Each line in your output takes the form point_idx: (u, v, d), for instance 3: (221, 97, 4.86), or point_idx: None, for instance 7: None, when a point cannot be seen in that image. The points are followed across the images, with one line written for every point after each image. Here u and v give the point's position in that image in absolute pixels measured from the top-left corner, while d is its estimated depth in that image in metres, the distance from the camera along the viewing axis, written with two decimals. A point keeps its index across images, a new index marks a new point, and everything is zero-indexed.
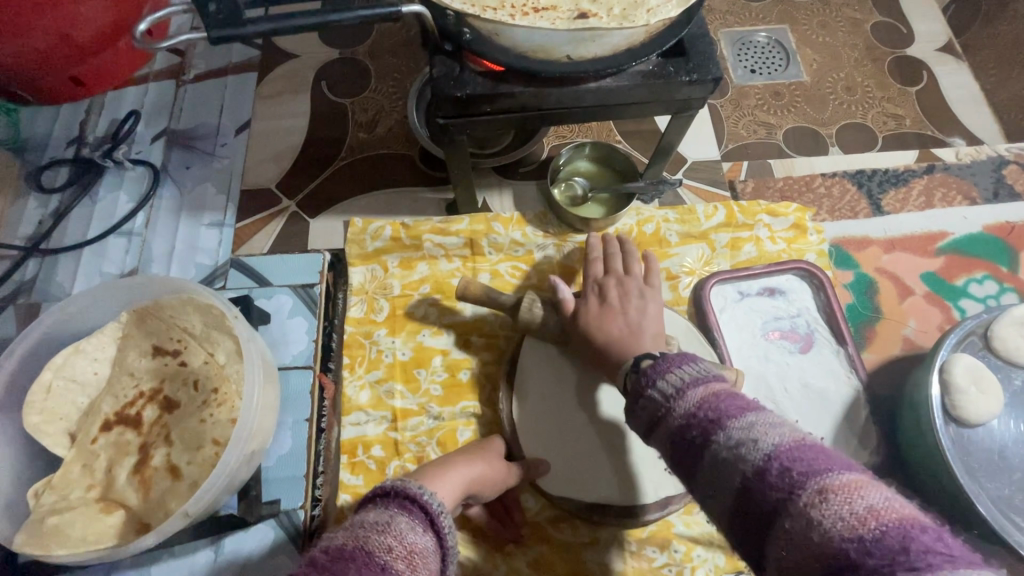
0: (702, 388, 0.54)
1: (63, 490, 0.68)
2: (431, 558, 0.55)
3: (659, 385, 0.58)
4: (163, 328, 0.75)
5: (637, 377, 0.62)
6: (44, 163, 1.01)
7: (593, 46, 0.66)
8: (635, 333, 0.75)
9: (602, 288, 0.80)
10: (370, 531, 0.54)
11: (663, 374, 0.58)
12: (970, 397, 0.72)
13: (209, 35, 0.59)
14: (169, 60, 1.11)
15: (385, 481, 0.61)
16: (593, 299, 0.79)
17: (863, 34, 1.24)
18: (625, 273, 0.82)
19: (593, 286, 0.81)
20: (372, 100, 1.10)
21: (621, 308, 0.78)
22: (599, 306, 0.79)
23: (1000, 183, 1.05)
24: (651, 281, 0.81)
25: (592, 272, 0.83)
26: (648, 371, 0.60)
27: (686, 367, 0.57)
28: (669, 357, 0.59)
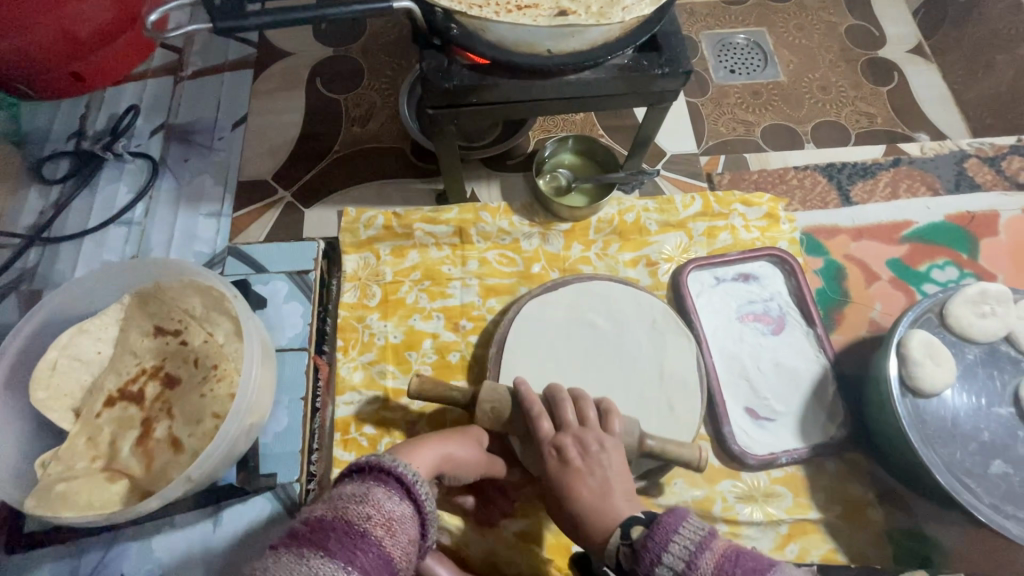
0: (711, 552, 0.52)
1: (68, 462, 0.71)
2: (408, 523, 0.59)
3: (668, 561, 0.53)
4: (164, 310, 0.78)
5: (632, 553, 0.57)
6: (45, 155, 1.04)
7: (573, 41, 0.71)
8: (606, 496, 0.63)
9: (560, 449, 0.67)
10: (349, 501, 0.58)
11: (664, 545, 0.54)
12: (925, 369, 0.77)
13: (213, 25, 0.63)
14: (167, 57, 1.15)
15: (359, 456, 0.64)
16: (551, 461, 0.67)
17: (836, 36, 1.30)
18: (581, 424, 0.69)
19: (549, 448, 0.68)
20: (365, 96, 1.14)
21: (586, 463, 0.66)
22: (560, 465, 0.66)
23: (962, 175, 1.11)
24: (611, 425, 0.69)
25: (540, 430, 0.69)
26: (643, 547, 0.55)
27: (680, 533, 0.54)
28: (661, 520, 0.55)
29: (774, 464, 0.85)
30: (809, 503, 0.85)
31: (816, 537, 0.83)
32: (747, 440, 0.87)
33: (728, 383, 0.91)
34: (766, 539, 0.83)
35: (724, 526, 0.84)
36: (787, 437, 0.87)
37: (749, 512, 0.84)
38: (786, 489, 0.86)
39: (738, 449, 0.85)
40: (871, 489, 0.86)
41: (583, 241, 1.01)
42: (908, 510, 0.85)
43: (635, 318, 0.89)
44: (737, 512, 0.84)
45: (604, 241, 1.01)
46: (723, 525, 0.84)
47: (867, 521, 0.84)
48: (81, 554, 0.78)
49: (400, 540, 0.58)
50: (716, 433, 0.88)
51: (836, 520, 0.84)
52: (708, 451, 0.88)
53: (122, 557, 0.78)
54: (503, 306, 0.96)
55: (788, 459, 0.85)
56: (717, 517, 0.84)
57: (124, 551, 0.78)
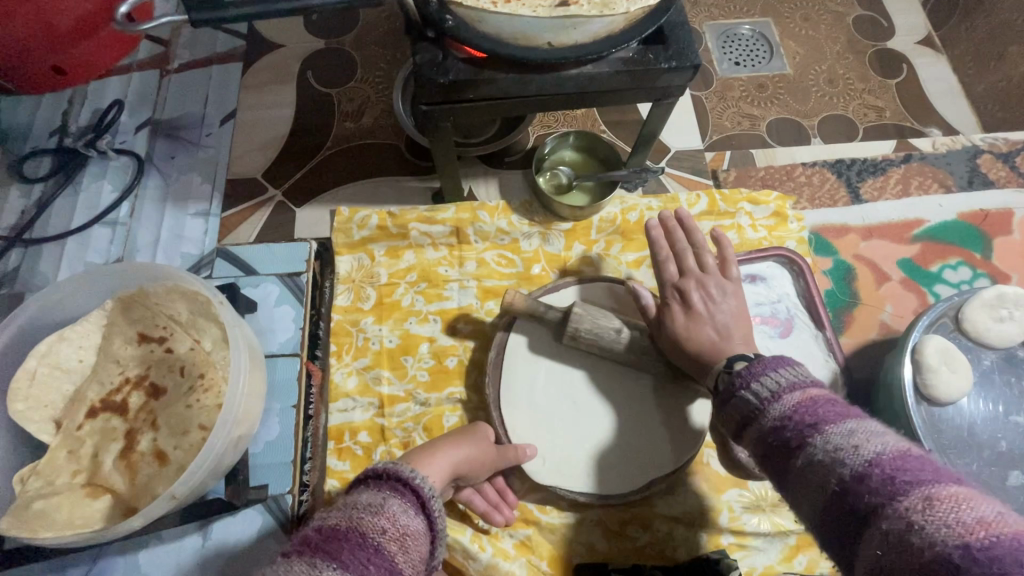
0: (799, 394, 0.52)
1: (49, 476, 0.68)
2: (421, 540, 0.57)
3: (756, 385, 0.55)
4: (149, 316, 0.75)
5: (729, 378, 0.60)
6: (26, 152, 1.00)
7: (574, 33, 0.67)
8: (727, 337, 0.70)
9: (683, 293, 0.75)
10: (365, 512, 0.56)
11: (760, 371, 0.56)
12: (941, 376, 0.74)
13: (191, 17, 0.60)
14: (154, 49, 1.11)
15: (378, 462, 0.62)
16: (675, 304, 0.75)
17: (844, 27, 1.26)
18: (701, 266, 0.77)
19: (673, 292, 0.76)
20: (359, 90, 1.10)
21: (709, 306, 0.73)
22: (684, 310, 0.74)
23: (974, 172, 1.08)
24: (729, 271, 0.77)
25: (666, 275, 0.78)
26: (741, 373, 0.58)
27: (783, 371, 0.55)
28: (768, 358, 0.57)
29: None
30: None
31: None
32: None
33: None
34: (774, 550, 0.81)
35: (730, 537, 0.81)
36: None
37: (757, 523, 0.81)
38: None
39: None
40: None
41: (585, 240, 0.97)
42: None
43: None
44: (744, 522, 0.81)
45: (607, 241, 0.97)
46: (729, 536, 0.81)
47: None
48: (67, 569, 0.75)
49: (411, 557, 0.55)
50: None
51: None
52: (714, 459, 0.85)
53: (109, 572, 0.75)
54: (502, 308, 0.93)
55: None
56: (723, 528, 0.82)
57: (110, 566, 0.75)
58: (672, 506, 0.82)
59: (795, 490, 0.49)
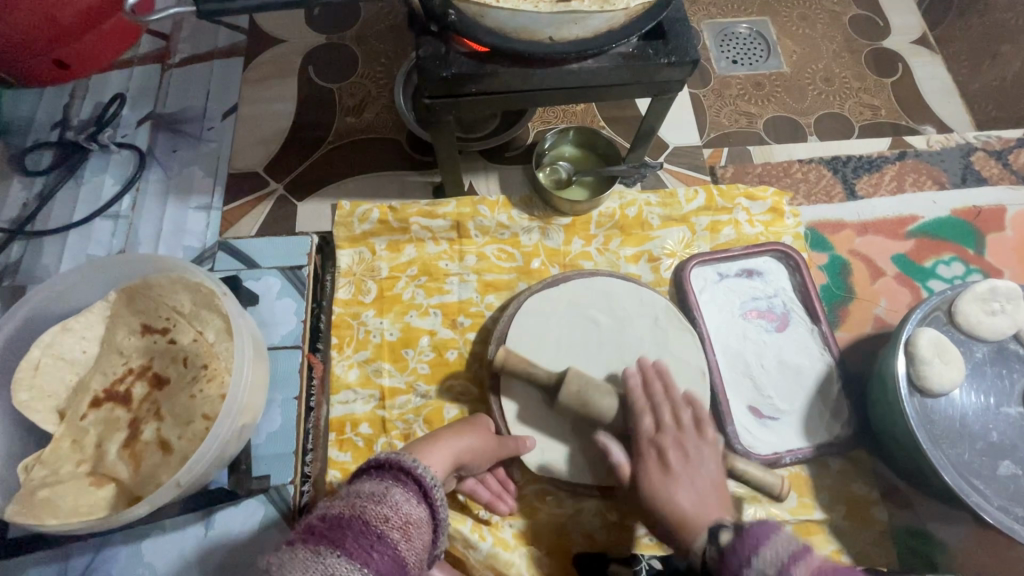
0: (804, 567, 0.58)
1: (54, 465, 0.68)
2: (424, 528, 0.58)
3: (756, 565, 0.59)
4: (152, 306, 0.75)
5: (718, 557, 0.62)
6: (28, 146, 1.01)
7: (575, 28, 0.68)
8: (704, 508, 0.67)
9: (660, 451, 0.71)
10: (367, 501, 0.56)
11: (754, 551, 0.60)
12: (933, 368, 0.75)
13: (198, 8, 0.60)
14: (155, 44, 1.11)
15: (380, 452, 0.62)
16: (652, 462, 0.71)
17: (840, 26, 1.28)
18: (676, 425, 0.73)
19: (648, 447, 0.72)
20: (360, 86, 1.11)
21: (686, 471, 0.70)
22: (660, 469, 0.70)
23: (968, 169, 1.09)
24: (706, 431, 0.73)
25: (642, 428, 0.73)
26: (734, 552, 0.61)
27: (772, 541, 0.60)
28: (750, 531, 0.61)
29: (778, 464, 0.84)
30: (813, 503, 0.84)
31: (819, 538, 0.82)
32: (751, 439, 0.85)
33: (731, 381, 0.89)
34: None
35: None
36: (791, 435, 0.86)
37: (753, 513, 0.83)
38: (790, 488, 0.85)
39: (741, 450, 0.83)
40: (875, 488, 0.85)
41: (584, 235, 0.98)
42: (911, 509, 0.84)
43: (637, 315, 0.87)
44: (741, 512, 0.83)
45: (606, 236, 0.98)
46: None
47: (871, 521, 0.83)
48: (70, 558, 0.76)
49: (414, 545, 0.56)
50: None
51: (839, 519, 0.83)
52: None
53: (112, 561, 0.76)
54: (501, 302, 0.94)
55: (791, 458, 0.84)
56: None
57: (113, 555, 0.76)
58: None
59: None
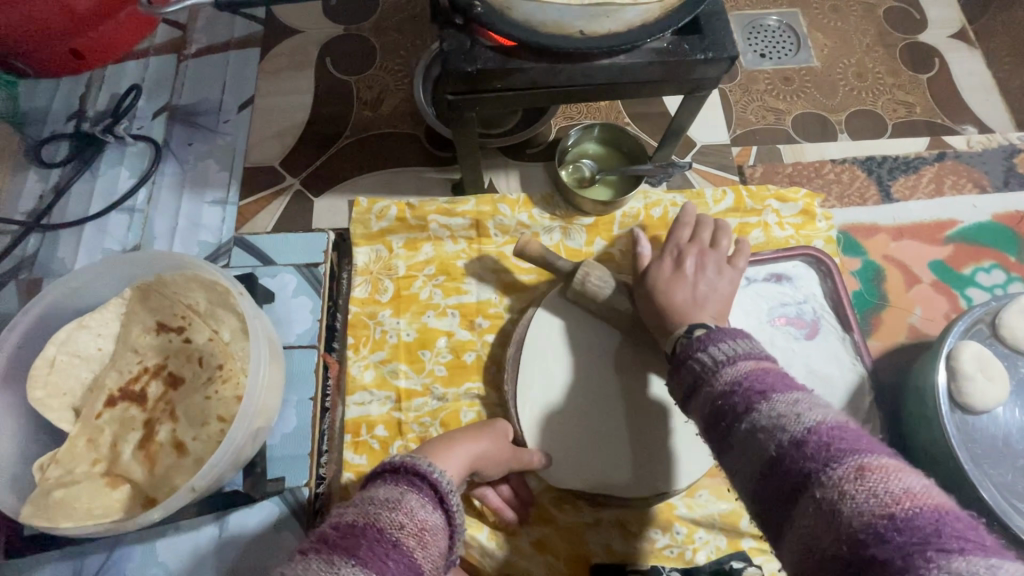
0: (752, 360, 0.53)
1: (69, 465, 0.67)
2: (439, 536, 0.56)
3: (709, 350, 0.56)
4: (167, 305, 0.74)
5: (685, 343, 0.61)
6: (44, 137, 1.00)
7: (607, 22, 0.65)
8: (699, 304, 0.72)
9: (681, 256, 0.78)
10: (381, 507, 0.55)
11: (716, 342, 0.57)
12: (976, 384, 0.72)
13: None
14: (171, 33, 1.09)
15: (393, 456, 0.61)
16: (668, 260, 0.78)
17: (874, 19, 1.22)
18: (711, 245, 0.80)
19: (670, 254, 0.79)
20: (377, 78, 1.08)
21: (697, 275, 0.76)
22: (673, 270, 0.76)
23: (1010, 172, 1.04)
24: (737, 262, 0.80)
25: (678, 235, 0.81)
26: (700, 338, 0.59)
27: (736, 341, 0.56)
28: (722, 329, 0.59)
29: None
30: None
31: None
32: None
33: None
34: None
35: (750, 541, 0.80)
36: None
37: None
38: None
39: None
40: None
41: (607, 236, 0.95)
42: None
43: None
44: None
45: (629, 237, 0.95)
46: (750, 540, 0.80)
47: None
48: (84, 557, 0.75)
49: (430, 553, 0.54)
50: None
51: None
52: None
53: (127, 561, 0.75)
54: (521, 304, 0.92)
55: None
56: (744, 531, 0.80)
57: (128, 554, 0.75)
58: (692, 509, 0.81)
59: (734, 461, 0.50)
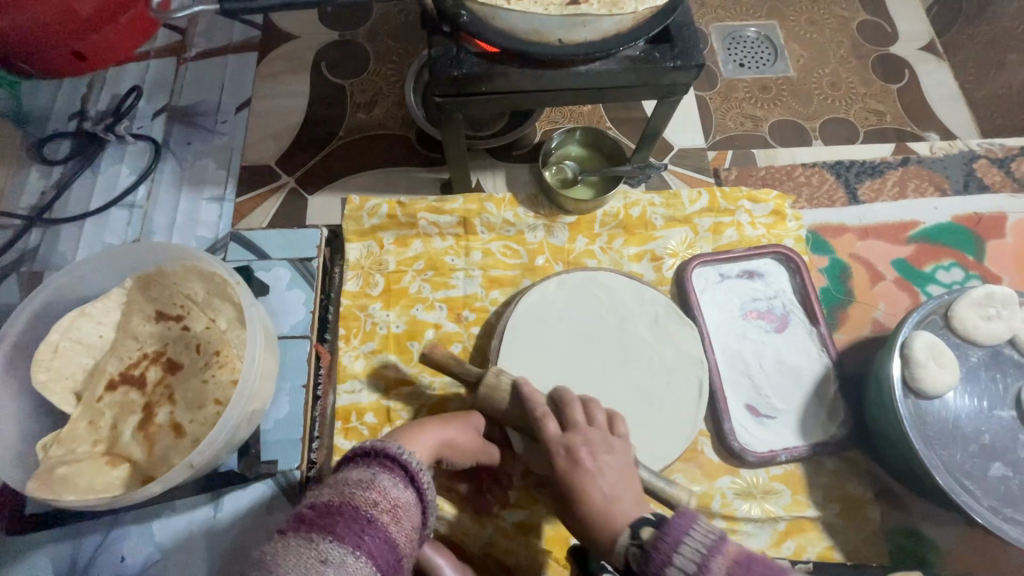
0: (722, 555, 0.52)
1: (70, 445, 0.70)
2: (412, 511, 0.60)
3: (678, 561, 0.53)
4: (166, 294, 0.78)
5: (639, 553, 0.56)
6: (46, 135, 1.03)
7: (584, 31, 0.70)
8: (614, 502, 0.61)
9: (570, 449, 0.65)
10: (356, 487, 0.59)
11: (676, 547, 0.53)
12: (929, 371, 0.77)
13: None
14: (171, 37, 1.13)
15: (365, 441, 0.65)
16: (561, 462, 0.65)
17: (848, 32, 1.29)
18: (593, 427, 0.68)
19: (557, 448, 0.66)
20: (371, 82, 1.13)
21: (597, 467, 0.64)
22: (570, 466, 0.64)
23: (971, 176, 1.10)
24: (620, 431, 0.69)
25: (552, 432, 0.67)
26: (656, 544, 0.54)
27: (692, 537, 0.53)
28: (672, 521, 0.55)
29: (773, 461, 0.85)
30: (807, 501, 0.85)
31: (813, 534, 0.84)
32: (748, 437, 0.87)
33: (730, 379, 0.91)
34: (763, 535, 0.83)
35: (721, 521, 0.84)
36: (787, 434, 0.88)
37: (747, 509, 0.84)
38: (784, 486, 0.86)
39: (737, 446, 0.85)
40: (869, 488, 0.86)
41: (588, 234, 1.00)
42: (904, 510, 0.85)
43: (638, 314, 0.90)
44: (735, 508, 0.84)
45: (609, 235, 1.00)
46: (721, 520, 0.84)
47: (864, 519, 0.85)
48: (82, 536, 0.78)
49: (403, 527, 0.58)
50: (715, 428, 0.89)
51: (833, 518, 0.85)
52: (708, 446, 0.88)
53: (124, 539, 0.78)
54: (506, 298, 0.96)
55: (787, 456, 0.86)
56: (715, 512, 0.85)
57: (125, 534, 0.78)
58: None
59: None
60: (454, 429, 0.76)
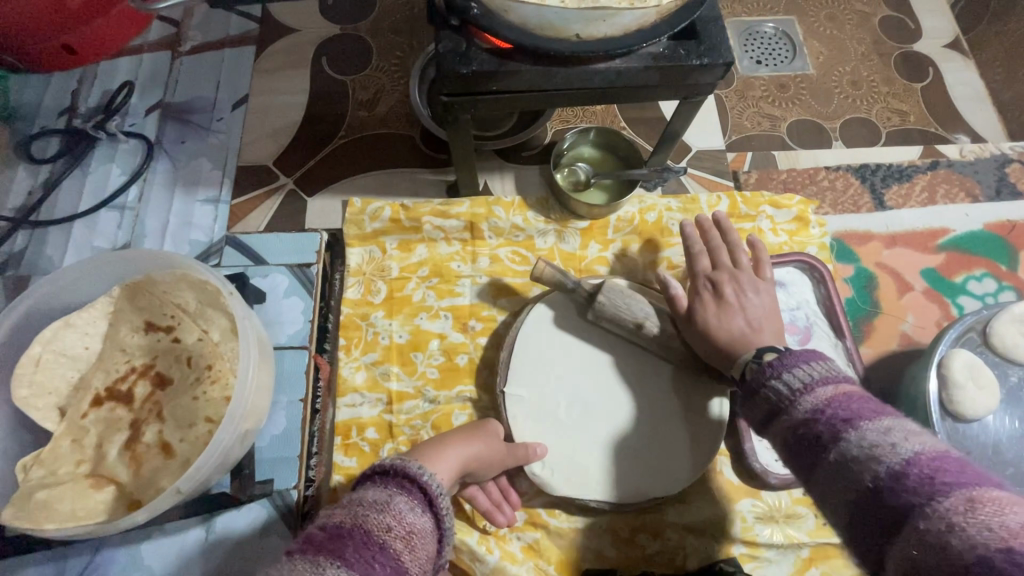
0: (830, 387, 0.52)
1: (53, 465, 0.66)
2: (428, 540, 0.56)
3: (784, 376, 0.55)
4: (156, 303, 0.74)
5: (758, 368, 0.59)
6: (34, 132, 0.99)
7: (603, 26, 0.64)
8: (757, 330, 0.70)
9: (716, 283, 0.75)
10: (370, 509, 0.55)
11: (787, 365, 0.55)
12: (967, 393, 0.72)
13: None
14: (164, 31, 1.09)
15: (385, 457, 0.61)
16: (707, 296, 0.74)
17: (870, 28, 1.23)
18: (735, 266, 0.77)
19: (705, 283, 0.76)
20: (373, 79, 1.08)
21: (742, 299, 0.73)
22: (716, 300, 0.74)
23: (1002, 181, 1.05)
24: (762, 275, 0.77)
25: (699, 267, 0.77)
26: (770, 363, 0.57)
27: (807, 365, 0.54)
28: (795, 352, 0.57)
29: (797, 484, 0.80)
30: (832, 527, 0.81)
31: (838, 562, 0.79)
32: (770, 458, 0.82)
33: None
34: (786, 563, 0.79)
35: (741, 547, 0.79)
36: None
37: (769, 534, 0.80)
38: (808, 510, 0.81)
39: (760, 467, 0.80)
40: None
41: (601, 240, 0.95)
42: None
43: None
44: (757, 533, 0.80)
45: (623, 241, 0.95)
46: (741, 546, 0.79)
47: None
48: (68, 559, 0.74)
49: (417, 557, 0.54)
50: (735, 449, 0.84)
51: None
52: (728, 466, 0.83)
53: (111, 563, 0.74)
54: (514, 307, 0.92)
55: None
56: (735, 537, 0.80)
57: (112, 557, 0.74)
58: (684, 516, 0.80)
59: (824, 483, 0.49)
60: (476, 446, 0.71)
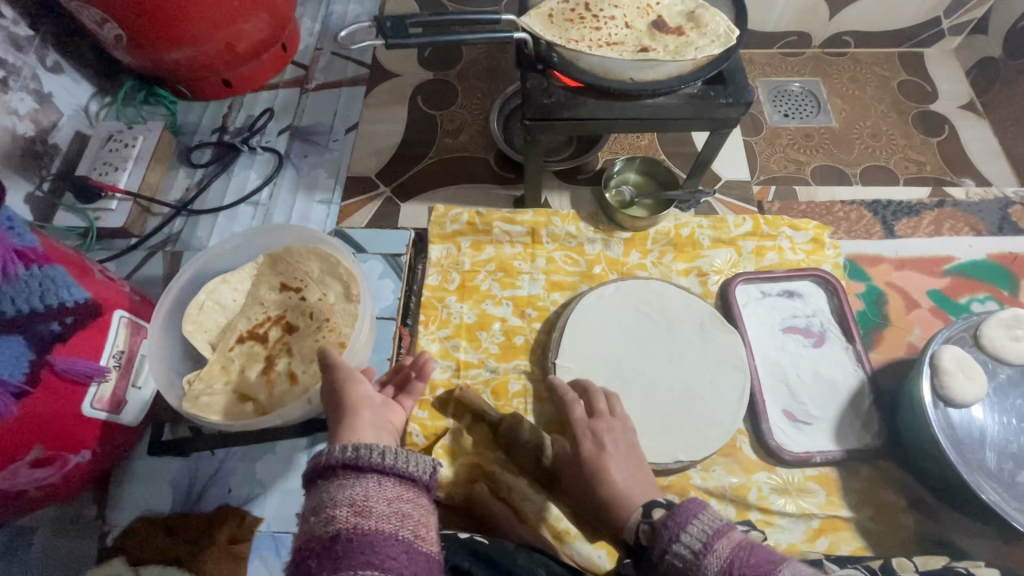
0: (724, 539, 0.55)
1: (208, 381, 0.86)
2: (380, 493, 0.56)
3: (681, 541, 0.57)
4: (290, 270, 0.95)
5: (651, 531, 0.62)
6: (193, 145, 1.26)
7: (651, 72, 0.85)
8: (632, 488, 0.72)
9: (595, 434, 0.79)
10: (311, 519, 0.55)
11: (681, 527, 0.58)
12: (956, 380, 0.84)
13: (387, 42, 0.80)
14: (296, 72, 1.37)
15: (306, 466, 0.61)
16: (587, 443, 0.78)
17: (888, 90, 1.41)
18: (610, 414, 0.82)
19: (586, 431, 0.80)
20: (458, 114, 1.32)
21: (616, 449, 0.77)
22: (594, 446, 0.78)
23: (1006, 220, 1.18)
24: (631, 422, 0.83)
25: (576, 416, 0.82)
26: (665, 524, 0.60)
27: (697, 520, 0.58)
28: (682, 506, 0.60)
29: (808, 462, 0.92)
30: (840, 502, 0.91)
31: (845, 534, 0.89)
32: (784, 438, 0.95)
33: (769, 385, 1.00)
34: (797, 530, 0.89)
35: (757, 513, 0.90)
36: (823, 439, 0.95)
37: (783, 504, 0.91)
38: (819, 486, 0.92)
39: (775, 444, 0.92)
40: (902, 496, 0.91)
41: (641, 249, 1.13)
42: (937, 520, 0.89)
43: (686, 319, 1.01)
44: (771, 501, 0.91)
45: (660, 251, 1.12)
46: (757, 513, 0.90)
47: (896, 525, 0.89)
48: (199, 468, 0.92)
49: (380, 515, 0.54)
50: (754, 429, 0.96)
51: (865, 520, 0.90)
52: (746, 445, 0.96)
53: (231, 474, 0.91)
54: (566, 299, 1.09)
55: (822, 458, 0.92)
56: (752, 504, 0.91)
57: (232, 470, 0.91)
58: (705, 479, 0.93)
59: None
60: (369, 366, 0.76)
